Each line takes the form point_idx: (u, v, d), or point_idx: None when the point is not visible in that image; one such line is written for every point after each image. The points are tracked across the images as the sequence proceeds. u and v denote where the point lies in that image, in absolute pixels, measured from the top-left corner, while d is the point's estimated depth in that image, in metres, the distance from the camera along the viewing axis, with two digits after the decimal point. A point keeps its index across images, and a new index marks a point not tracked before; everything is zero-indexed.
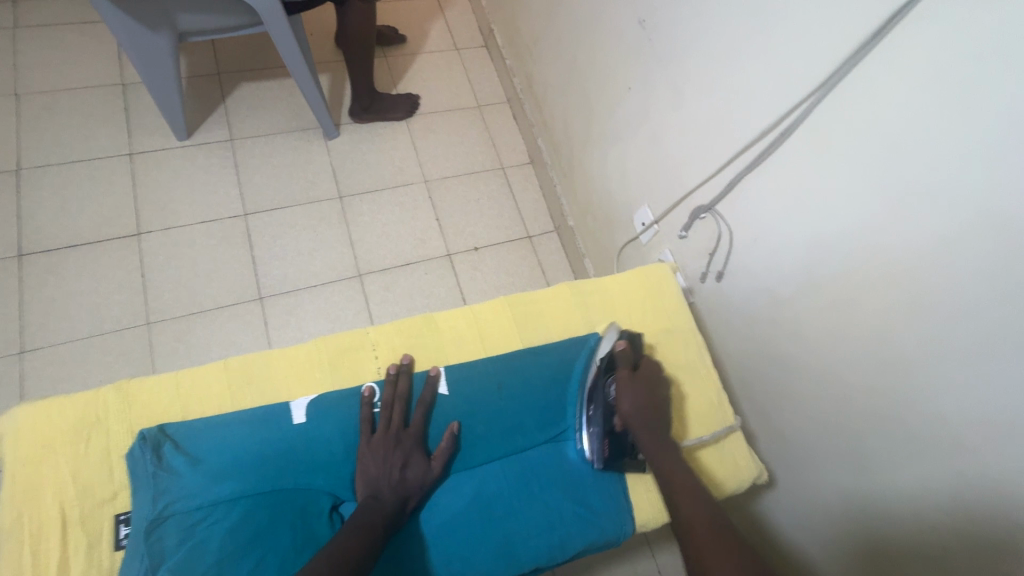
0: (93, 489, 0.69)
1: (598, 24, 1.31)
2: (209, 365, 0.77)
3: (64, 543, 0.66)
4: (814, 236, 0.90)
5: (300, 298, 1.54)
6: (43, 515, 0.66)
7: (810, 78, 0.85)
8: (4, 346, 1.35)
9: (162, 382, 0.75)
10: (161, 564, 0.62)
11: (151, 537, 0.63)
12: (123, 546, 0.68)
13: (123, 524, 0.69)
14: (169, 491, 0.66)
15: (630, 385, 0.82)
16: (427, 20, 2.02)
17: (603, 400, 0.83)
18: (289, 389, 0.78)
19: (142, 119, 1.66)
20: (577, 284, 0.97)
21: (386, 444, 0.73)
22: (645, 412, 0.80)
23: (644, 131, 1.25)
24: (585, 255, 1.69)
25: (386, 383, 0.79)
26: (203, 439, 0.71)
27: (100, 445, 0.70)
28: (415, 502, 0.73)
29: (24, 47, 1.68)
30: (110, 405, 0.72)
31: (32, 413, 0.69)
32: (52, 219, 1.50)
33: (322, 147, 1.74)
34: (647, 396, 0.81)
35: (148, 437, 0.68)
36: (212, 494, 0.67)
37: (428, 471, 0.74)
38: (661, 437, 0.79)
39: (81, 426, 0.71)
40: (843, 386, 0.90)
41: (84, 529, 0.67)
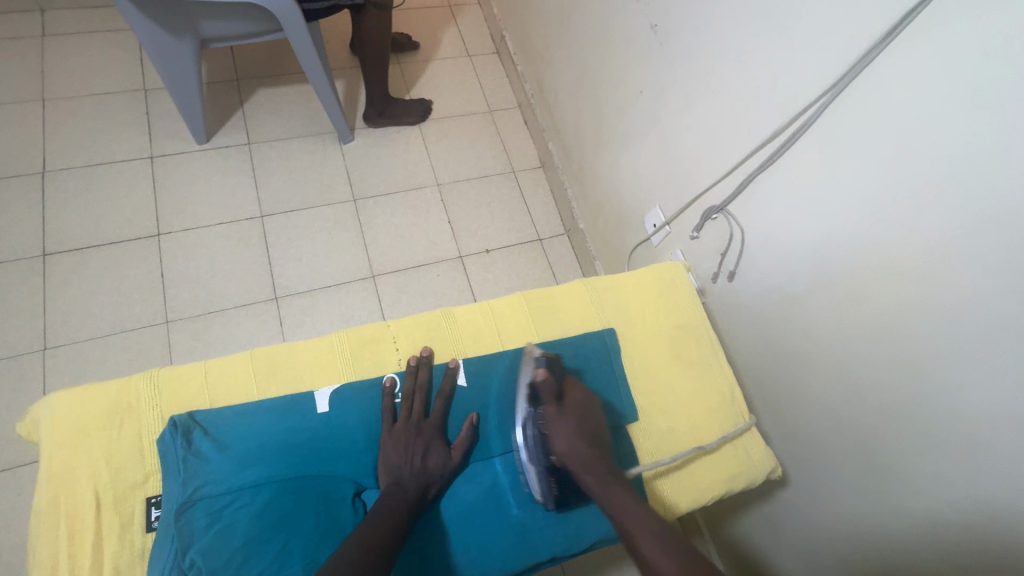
0: (125, 472, 0.71)
1: (610, 29, 1.34)
2: (235, 355, 0.79)
3: (98, 524, 0.68)
4: (826, 234, 0.91)
5: (315, 299, 1.56)
6: (78, 497, 0.68)
7: (823, 80, 0.86)
8: (28, 343, 1.38)
9: (190, 371, 0.77)
10: (192, 546, 0.64)
11: (181, 520, 0.65)
12: (154, 527, 0.70)
13: (155, 507, 0.71)
14: (198, 475, 0.67)
15: (559, 424, 0.79)
16: (439, 27, 2.05)
17: (538, 435, 0.79)
18: (312, 379, 0.79)
19: (163, 124, 1.70)
20: (591, 280, 0.99)
21: (407, 433, 0.75)
22: (580, 448, 0.77)
23: (655, 133, 1.26)
24: (596, 258, 1.70)
25: (407, 375, 0.80)
26: (231, 425, 0.72)
27: (132, 430, 0.73)
28: (435, 489, 0.75)
29: (51, 53, 1.73)
30: (142, 392, 0.74)
31: (68, 398, 0.71)
32: (75, 220, 1.53)
33: (337, 151, 1.77)
34: (579, 429, 0.79)
35: (179, 423, 0.69)
36: (240, 479, 0.69)
37: (448, 460, 0.76)
38: (601, 473, 0.76)
39: (114, 412, 0.73)
40: (855, 384, 0.90)
41: (117, 510, 0.69)
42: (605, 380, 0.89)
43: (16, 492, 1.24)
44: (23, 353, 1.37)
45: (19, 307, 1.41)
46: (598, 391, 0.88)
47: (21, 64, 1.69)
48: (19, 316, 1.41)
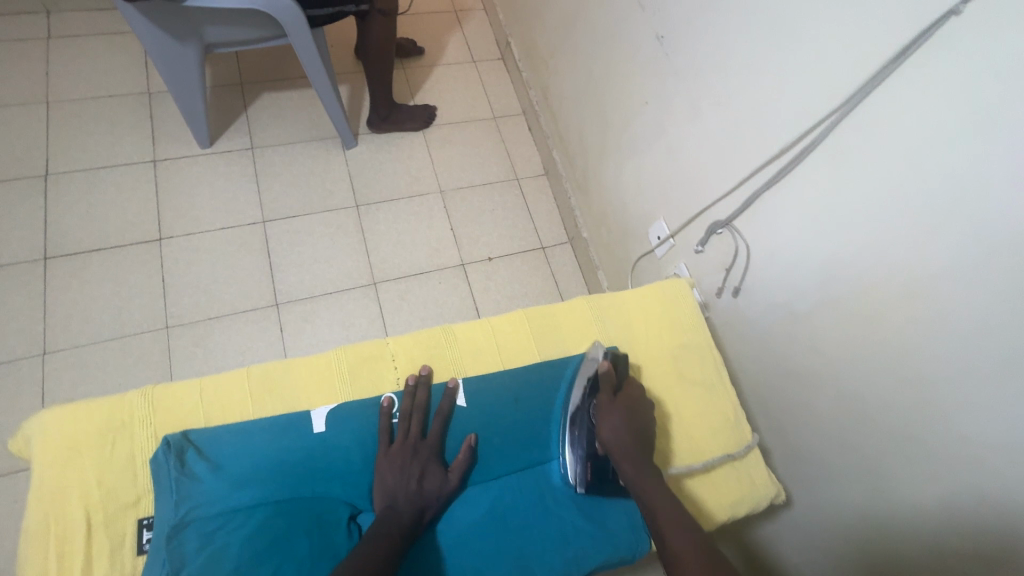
0: (117, 493, 0.70)
1: (616, 39, 1.33)
2: (230, 372, 0.78)
3: (88, 545, 0.67)
4: (833, 254, 0.89)
5: (316, 305, 1.55)
6: (69, 518, 0.67)
7: (831, 98, 0.85)
8: (27, 347, 1.38)
9: (185, 389, 0.76)
10: (182, 569, 0.62)
11: (172, 542, 0.64)
12: (145, 550, 0.69)
13: (146, 529, 0.70)
14: (191, 496, 0.67)
15: (609, 411, 0.81)
16: (445, 33, 2.05)
17: (586, 424, 0.83)
18: (309, 397, 0.79)
19: (167, 127, 1.70)
20: (594, 297, 0.97)
21: (403, 455, 0.74)
22: (625, 438, 0.79)
23: (660, 145, 1.25)
24: (598, 267, 1.69)
25: (405, 394, 0.79)
26: (225, 445, 0.71)
27: (125, 449, 0.72)
28: (430, 512, 0.73)
29: (57, 56, 1.73)
30: (136, 411, 0.73)
31: (60, 416, 0.70)
32: (77, 223, 1.53)
33: (341, 156, 1.76)
34: (628, 421, 0.80)
35: (173, 442, 0.69)
36: (232, 500, 0.68)
37: (444, 483, 0.75)
38: (641, 464, 0.78)
39: (107, 430, 0.72)
40: (859, 406, 0.89)
41: (107, 532, 0.68)
42: None
43: None
44: (22, 357, 1.37)
45: (19, 310, 1.41)
46: None
47: (27, 66, 1.69)
48: (20, 319, 1.40)
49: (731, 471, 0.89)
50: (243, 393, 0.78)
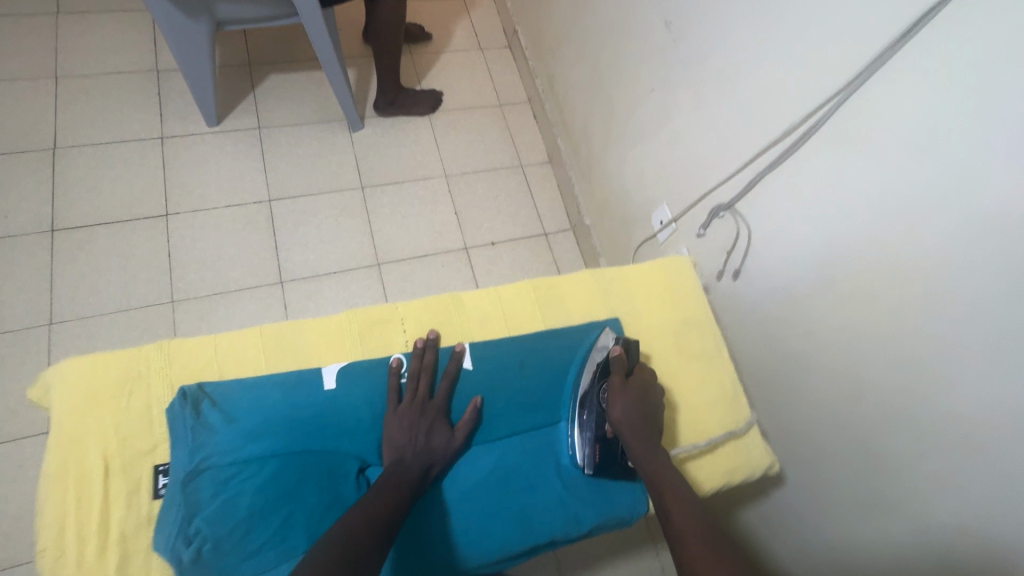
0: (134, 441, 0.72)
1: (623, 26, 1.34)
2: (244, 329, 0.79)
3: (107, 489, 0.69)
4: (830, 236, 0.91)
5: (320, 284, 1.57)
6: (88, 462, 0.69)
7: (834, 81, 0.86)
8: (34, 317, 1.39)
9: (200, 344, 0.77)
10: (197, 513, 0.65)
11: (187, 488, 0.66)
12: (161, 495, 0.71)
13: (162, 475, 0.71)
14: (205, 446, 0.68)
15: (621, 393, 0.81)
16: (452, 19, 2.06)
17: (597, 408, 0.83)
18: (319, 355, 0.80)
19: (174, 105, 1.70)
20: (598, 271, 0.99)
21: (412, 412, 0.76)
22: (636, 420, 0.80)
23: (664, 131, 1.27)
24: (600, 254, 1.71)
25: (412, 356, 0.81)
26: (238, 398, 0.73)
27: (142, 400, 0.73)
28: (437, 468, 0.76)
29: (65, 31, 1.73)
30: (152, 363, 0.75)
31: (78, 365, 0.72)
32: (85, 197, 1.54)
33: (347, 139, 1.78)
34: (640, 404, 0.81)
35: (188, 394, 0.70)
36: (244, 452, 0.69)
37: (450, 441, 0.77)
38: (650, 444, 0.79)
39: (124, 381, 0.73)
40: (854, 385, 0.91)
41: (125, 477, 0.70)
42: None
43: (18, 463, 1.25)
44: (29, 327, 1.38)
45: (27, 281, 1.42)
46: None
47: (36, 41, 1.70)
48: (27, 290, 1.42)
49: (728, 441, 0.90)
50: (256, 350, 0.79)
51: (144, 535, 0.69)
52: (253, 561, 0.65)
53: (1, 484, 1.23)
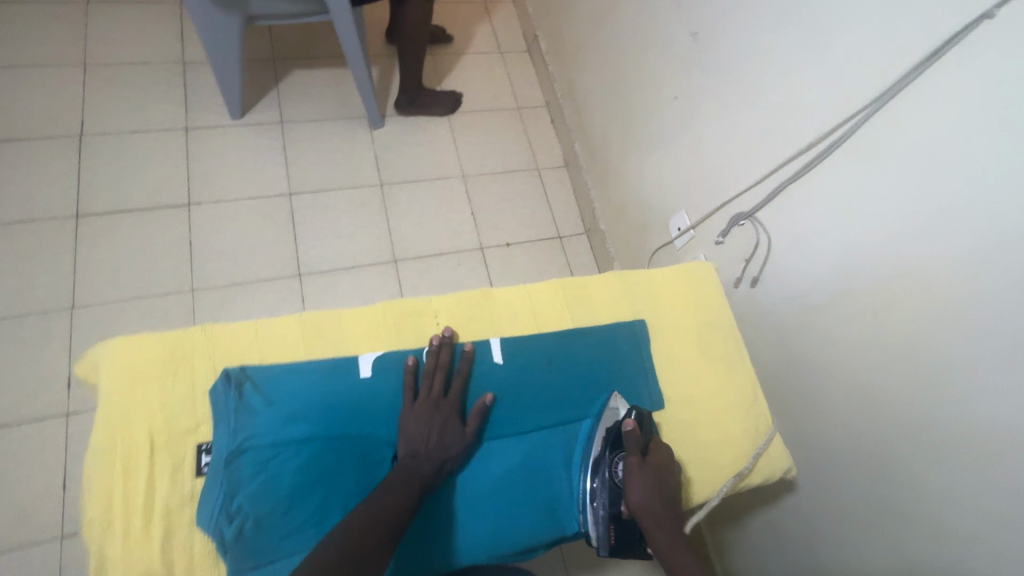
0: (178, 418, 0.73)
1: (647, 35, 1.37)
2: (284, 316, 0.82)
3: (152, 464, 0.70)
4: (852, 246, 0.93)
5: (337, 279, 1.59)
6: (134, 437, 0.71)
7: (863, 95, 0.89)
8: (57, 300, 1.41)
9: (242, 329, 0.80)
10: (238, 491, 0.67)
11: (229, 467, 0.68)
12: (203, 472, 0.72)
13: (205, 453, 0.73)
14: (247, 427, 0.70)
15: (638, 477, 0.78)
16: (473, 23, 2.09)
17: (610, 481, 0.79)
18: (356, 344, 0.83)
19: (199, 97, 1.72)
20: (624, 273, 1.01)
21: (427, 408, 0.77)
22: (657, 507, 0.77)
23: (685, 139, 1.29)
24: (614, 259, 1.73)
25: (428, 353, 0.81)
26: (278, 382, 0.74)
27: (186, 379, 0.75)
28: (450, 465, 0.76)
29: (94, 21, 1.76)
30: (196, 344, 0.77)
31: (127, 343, 0.74)
32: (109, 184, 1.56)
33: (367, 136, 1.80)
34: (659, 486, 0.78)
35: (232, 375, 0.72)
36: (284, 434, 0.71)
37: (463, 437, 0.77)
38: (671, 535, 0.76)
39: (170, 361, 0.76)
40: (869, 394, 0.92)
41: (169, 454, 0.71)
42: (636, 367, 0.92)
43: (38, 444, 1.27)
44: (52, 310, 1.40)
45: (51, 265, 1.44)
46: (626, 376, 0.91)
47: (65, 29, 1.72)
48: (50, 273, 1.43)
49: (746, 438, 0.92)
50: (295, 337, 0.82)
51: (187, 511, 0.70)
52: (291, 541, 0.68)
53: (22, 464, 1.25)
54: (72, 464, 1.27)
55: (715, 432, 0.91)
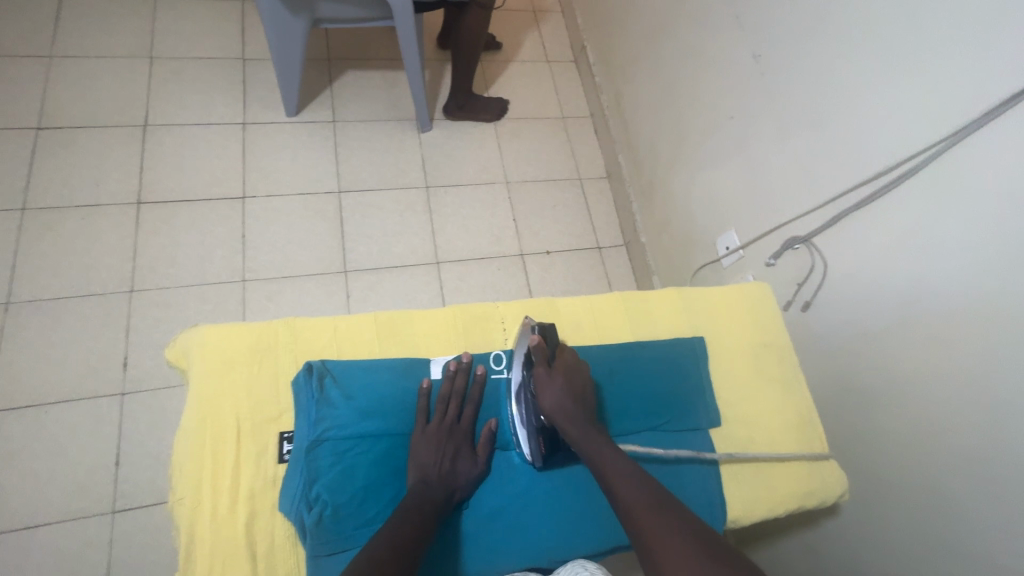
0: (262, 407, 0.78)
1: (706, 53, 1.38)
2: (361, 314, 0.87)
3: (238, 448, 0.75)
4: (917, 277, 0.91)
5: (381, 277, 1.62)
6: (222, 422, 0.75)
7: (938, 129, 0.88)
8: (118, 283, 1.47)
9: (322, 324, 0.84)
10: (317, 480, 0.72)
11: (309, 455, 0.72)
12: (285, 459, 0.76)
13: (286, 441, 0.77)
14: (327, 418, 0.74)
15: (547, 383, 0.80)
16: (523, 32, 2.12)
17: (529, 398, 0.83)
18: (428, 346, 0.87)
19: (257, 92, 1.78)
20: (685, 290, 1.03)
21: (438, 433, 0.79)
22: (568, 404, 0.79)
23: (740, 159, 1.30)
24: (653, 272, 1.73)
25: (444, 379, 0.83)
26: (355, 377, 0.78)
27: (270, 370, 0.80)
28: (460, 494, 0.78)
29: (164, 15, 1.83)
30: (280, 337, 0.82)
31: (217, 331, 0.79)
32: (170, 173, 1.62)
33: (415, 138, 1.83)
34: (568, 389, 0.80)
35: (314, 368, 0.76)
36: (360, 428, 0.76)
37: (474, 467, 0.80)
38: (587, 429, 0.79)
39: (255, 352, 0.80)
40: (925, 427, 0.91)
41: (254, 441, 0.76)
42: (694, 384, 0.93)
43: (94, 419, 1.33)
44: (112, 292, 1.46)
45: (113, 248, 1.50)
46: (687, 393, 0.92)
47: (136, 22, 1.80)
48: (112, 257, 1.49)
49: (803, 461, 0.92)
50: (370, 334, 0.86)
51: (270, 494, 0.74)
52: (365, 529, 0.73)
53: (79, 437, 1.31)
54: (125, 441, 1.32)
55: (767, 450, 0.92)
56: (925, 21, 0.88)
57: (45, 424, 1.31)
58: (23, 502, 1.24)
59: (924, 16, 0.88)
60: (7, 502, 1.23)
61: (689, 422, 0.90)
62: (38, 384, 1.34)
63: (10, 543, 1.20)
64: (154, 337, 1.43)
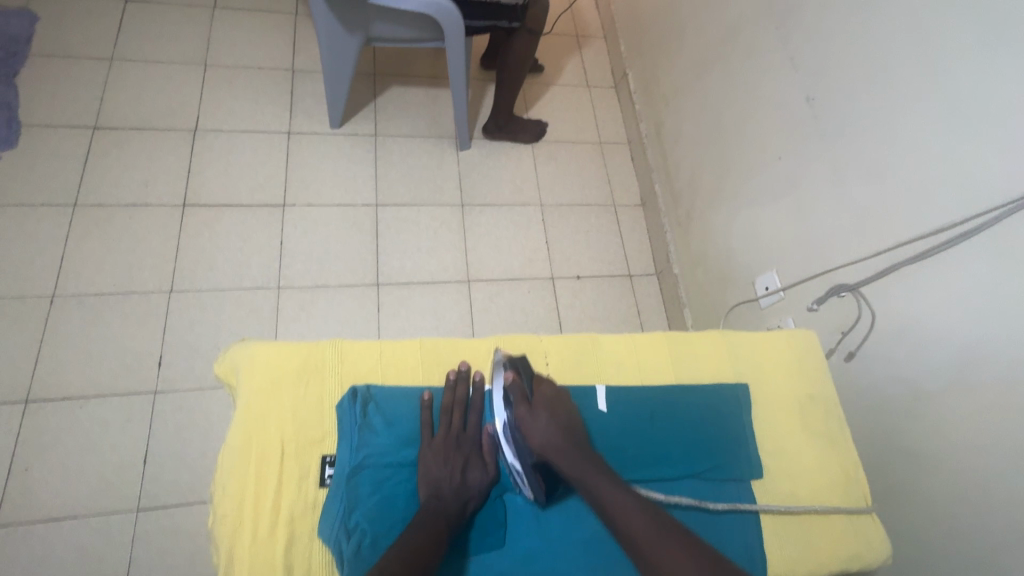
0: (307, 429, 0.80)
1: (756, 91, 1.37)
2: (407, 340, 0.90)
3: (282, 468, 0.77)
4: (977, 338, 0.88)
5: (412, 292, 1.62)
6: (268, 440, 0.78)
7: (1004, 190, 0.85)
8: (158, 283, 1.50)
9: (368, 347, 0.87)
10: (356, 507, 0.74)
11: (350, 482, 0.75)
12: (326, 484, 0.78)
13: (328, 465, 0.79)
14: (368, 445, 0.78)
15: (531, 420, 0.79)
16: (566, 56, 2.14)
17: (515, 437, 0.81)
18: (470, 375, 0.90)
19: (304, 103, 1.81)
20: (728, 333, 1.03)
21: (448, 444, 0.80)
22: (557, 440, 0.79)
23: (786, 200, 1.29)
24: (684, 305, 1.70)
25: (446, 388, 0.85)
26: (395, 406, 0.83)
27: (316, 391, 0.83)
28: (473, 503, 0.78)
29: (219, 25, 1.89)
30: (327, 358, 0.85)
31: (267, 349, 0.83)
32: (215, 178, 1.66)
33: (454, 156, 1.85)
34: (555, 424, 0.80)
35: (360, 393, 0.80)
36: (398, 457, 0.79)
37: (485, 473, 0.81)
38: (579, 462, 0.78)
39: (302, 371, 0.83)
40: (979, 496, 0.86)
41: (297, 461, 0.78)
42: (738, 436, 0.93)
43: (126, 416, 1.35)
44: (152, 291, 1.49)
45: (156, 248, 1.54)
46: (730, 442, 0.92)
47: (193, 30, 1.86)
48: (155, 256, 1.53)
49: (848, 527, 0.90)
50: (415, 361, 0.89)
51: (309, 519, 0.76)
52: None
53: (110, 434, 1.33)
54: (153, 440, 1.34)
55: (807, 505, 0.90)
56: (1001, 78, 0.85)
57: (80, 418, 1.33)
58: (52, 494, 1.26)
59: (999, 73, 0.85)
60: (37, 494, 1.26)
61: (731, 472, 0.91)
62: (76, 377, 1.37)
63: (37, 534, 1.22)
64: (189, 339, 1.45)
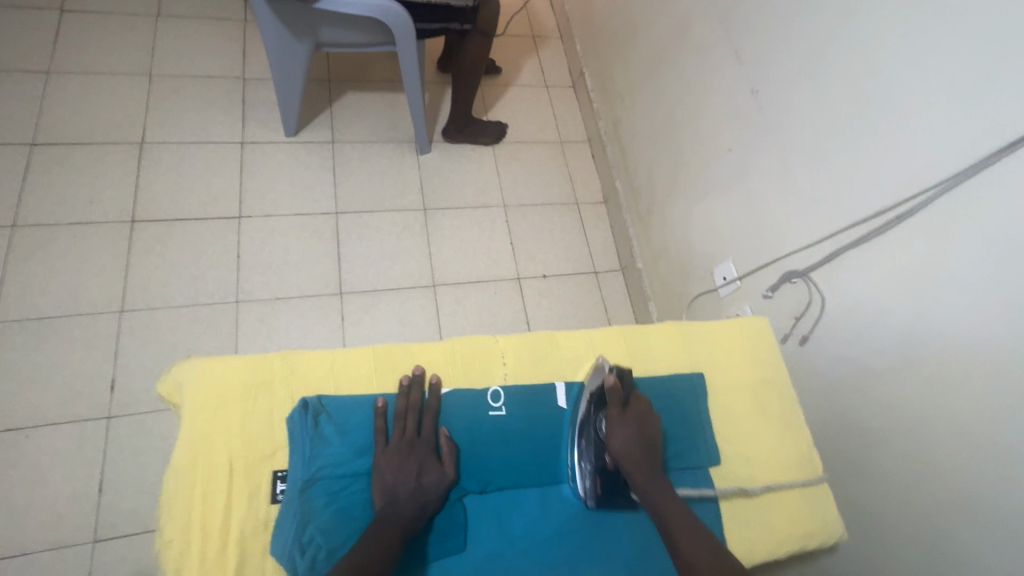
0: (256, 445, 0.78)
1: (705, 85, 1.40)
2: (360, 347, 0.88)
3: (231, 487, 0.75)
4: (918, 316, 0.92)
5: (377, 299, 1.60)
6: (214, 460, 0.76)
7: (937, 173, 0.90)
8: (107, 302, 1.45)
9: (319, 357, 0.86)
10: (310, 521, 0.72)
11: (303, 496, 0.74)
12: (277, 500, 0.76)
13: (280, 480, 0.78)
14: (320, 457, 0.77)
15: (619, 424, 0.85)
16: (523, 57, 2.14)
17: (595, 438, 0.85)
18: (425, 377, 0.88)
19: (257, 113, 1.77)
20: (683, 324, 1.05)
21: (402, 450, 0.79)
22: (636, 450, 0.83)
23: (738, 192, 1.32)
24: (649, 299, 1.72)
25: (399, 394, 0.83)
26: (349, 414, 0.81)
27: (264, 405, 0.81)
28: (430, 508, 0.77)
29: (163, 34, 1.83)
30: (276, 372, 0.83)
31: (210, 367, 0.80)
32: (165, 192, 1.61)
33: (414, 160, 1.83)
34: (639, 435, 0.85)
35: (310, 404, 0.78)
36: (353, 466, 0.78)
37: (443, 476, 0.80)
38: (652, 475, 0.83)
39: (249, 386, 0.81)
40: (927, 468, 0.89)
41: (246, 478, 0.76)
42: (696, 425, 0.95)
43: (78, 443, 1.29)
44: (101, 312, 1.43)
45: (105, 267, 1.48)
46: (687, 432, 0.94)
47: (135, 40, 1.80)
48: (104, 275, 1.47)
49: (803, 501, 0.93)
50: (369, 368, 0.88)
51: (260, 538, 0.74)
52: None
53: (63, 462, 1.27)
54: (109, 467, 1.29)
55: (771, 487, 0.93)
56: (930, 67, 0.90)
57: (28, 449, 1.27)
58: (1, 530, 1.20)
59: (927, 63, 0.90)
60: None
61: (691, 460, 0.92)
62: (21, 407, 1.31)
63: None
64: (144, 359, 1.40)
